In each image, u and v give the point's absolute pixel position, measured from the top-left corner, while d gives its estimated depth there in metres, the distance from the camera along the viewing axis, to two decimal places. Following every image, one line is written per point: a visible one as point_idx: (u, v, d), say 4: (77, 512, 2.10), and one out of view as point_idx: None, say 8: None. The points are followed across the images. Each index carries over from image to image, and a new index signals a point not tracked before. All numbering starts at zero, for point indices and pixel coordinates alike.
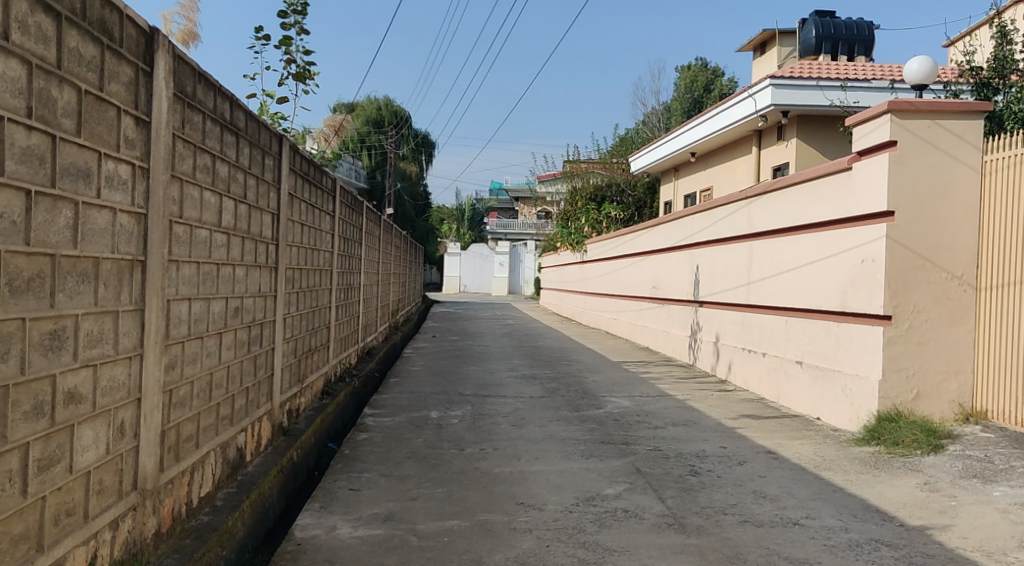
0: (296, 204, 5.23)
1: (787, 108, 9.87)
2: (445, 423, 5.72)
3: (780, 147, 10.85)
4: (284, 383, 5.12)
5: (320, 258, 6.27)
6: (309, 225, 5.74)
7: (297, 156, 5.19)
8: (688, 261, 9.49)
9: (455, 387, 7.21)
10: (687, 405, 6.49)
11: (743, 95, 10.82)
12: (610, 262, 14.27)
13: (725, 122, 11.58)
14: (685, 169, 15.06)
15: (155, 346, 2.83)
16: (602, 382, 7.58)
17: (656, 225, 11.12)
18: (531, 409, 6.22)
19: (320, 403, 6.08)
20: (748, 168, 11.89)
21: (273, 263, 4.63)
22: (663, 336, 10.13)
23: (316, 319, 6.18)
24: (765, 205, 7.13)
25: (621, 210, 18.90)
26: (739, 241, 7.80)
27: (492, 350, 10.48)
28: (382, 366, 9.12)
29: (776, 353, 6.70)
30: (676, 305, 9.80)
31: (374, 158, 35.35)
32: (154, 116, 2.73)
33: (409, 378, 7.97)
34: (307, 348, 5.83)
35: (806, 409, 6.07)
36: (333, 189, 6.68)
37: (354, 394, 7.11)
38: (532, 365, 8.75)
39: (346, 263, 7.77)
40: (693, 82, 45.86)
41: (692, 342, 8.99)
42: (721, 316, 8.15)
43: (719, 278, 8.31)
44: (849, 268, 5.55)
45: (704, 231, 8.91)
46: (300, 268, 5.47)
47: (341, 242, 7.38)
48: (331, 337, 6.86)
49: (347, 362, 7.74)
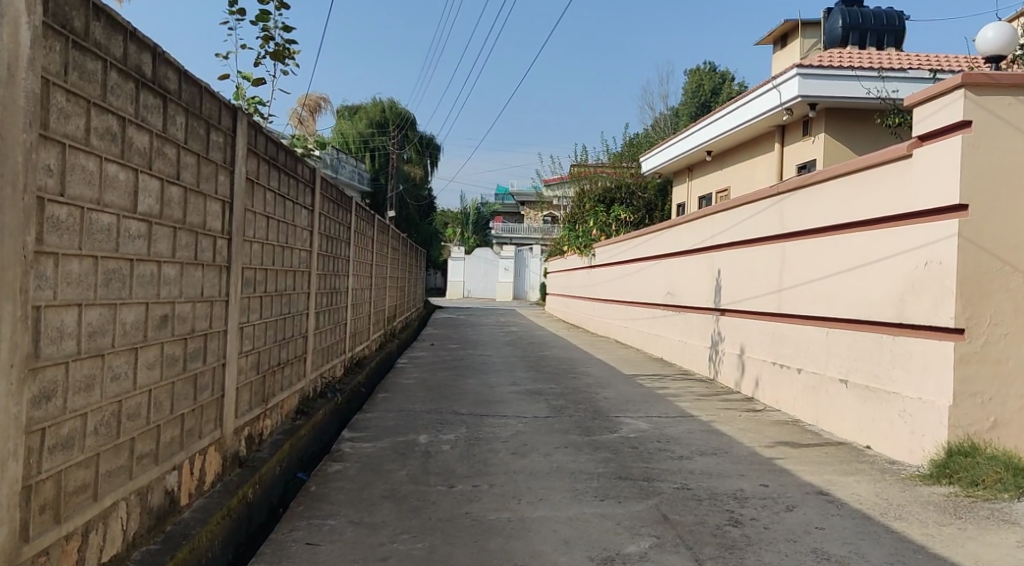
0: (258, 191, 4.45)
1: (816, 100, 9.04)
2: (434, 451, 4.90)
3: (805, 143, 10.01)
4: (242, 404, 4.34)
5: (295, 259, 5.48)
6: (279, 219, 4.95)
7: (260, 136, 4.41)
8: (707, 265, 8.67)
9: (449, 405, 6.39)
10: (713, 429, 5.67)
11: (765, 87, 9.99)
12: (620, 266, 13.46)
13: (745, 117, 10.75)
14: (700, 168, 14.22)
15: (9, 373, 2.05)
16: (615, 400, 6.76)
17: (671, 226, 10.31)
18: (535, 433, 5.39)
19: (292, 426, 5.29)
20: (769, 167, 11.05)
21: (224, 261, 3.85)
22: (679, 347, 9.31)
23: (288, 328, 5.39)
24: (800, 202, 6.31)
25: (631, 212, 18.10)
26: (768, 242, 6.98)
27: (494, 360, 9.65)
28: (372, 378, 8.33)
29: (815, 370, 5.87)
30: (694, 313, 8.98)
31: (376, 161, 34.64)
32: (4, 49, 1.96)
33: (400, 393, 7.16)
34: (275, 362, 5.03)
35: (852, 434, 5.24)
36: (311, 179, 5.89)
37: (334, 412, 6.32)
38: (536, 378, 7.94)
39: (330, 264, 6.96)
40: (700, 86, 45.16)
41: (713, 354, 8.17)
42: (747, 326, 7.33)
43: (744, 285, 7.49)
44: (909, 272, 4.71)
45: (726, 232, 8.09)
46: (265, 269, 4.69)
47: (323, 240, 6.58)
48: (308, 347, 6.08)
49: (329, 375, 6.94)
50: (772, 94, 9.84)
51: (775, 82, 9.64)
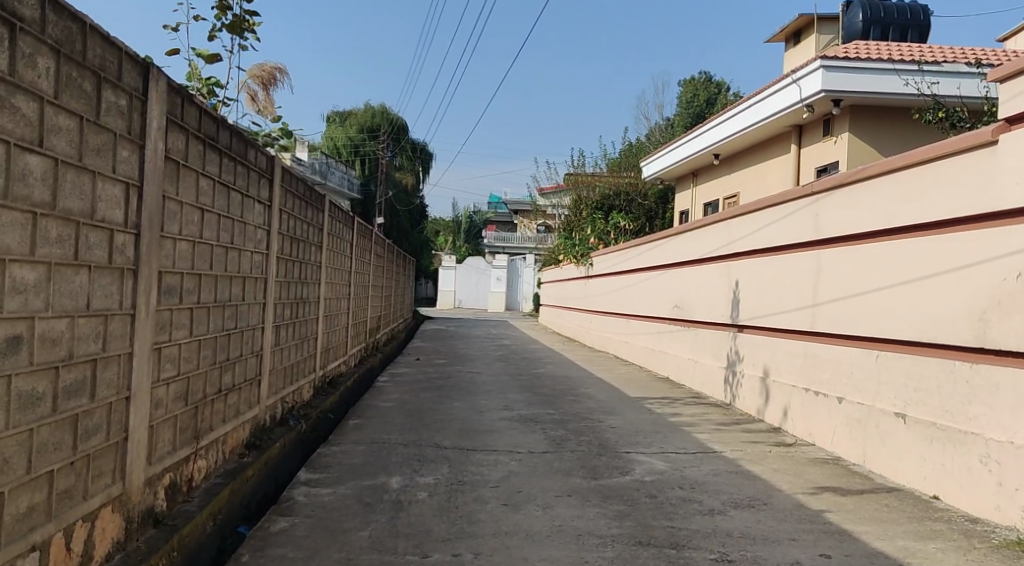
0: (188, 176, 3.55)
1: (842, 95, 8.24)
2: (408, 501, 3.98)
3: (825, 144, 9.19)
4: (161, 445, 3.42)
5: (245, 263, 4.57)
6: (220, 212, 4.04)
7: (190, 107, 3.52)
8: (720, 276, 7.79)
9: (431, 436, 5.47)
10: (743, 470, 4.78)
11: (782, 82, 9.16)
12: (620, 277, 12.61)
13: (759, 116, 9.92)
14: (704, 174, 13.39)
15: None
16: (623, 430, 5.85)
17: (677, 233, 9.44)
18: (529, 476, 4.48)
19: (236, 466, 4.36)
20: (784, 170, 10.22)
21: (127, 260, 2.95)
22: (689, 366, 8.43)
23: (235, 345, 4.47)
24: (842, 204, 5.45)
25: (631, 220, 17.25)
26: (797, 249, 6.11)
27: (484, 379, 8.73)
28: (346, 400, 7.40)
29: (861, 400, 5.00)
30: (705, 329, 8.11)
31: (367, 167, 33.82)
32: None
33: (375, 419, 6.23)
34: (214, 390, 4.12)
35: (914, 480, 4.36)
36: (268, 168, 4.99)
37: (295, 445, 5.39)
38: (532, 402, 7.02)
39: (295, 270, 6.05)
40: (695, 96, 44.64)
41: (729, 377, 7.29)
42: (771, 346, 6.46)
43: (767, 299, 6.61)
44: (994, 287, 3.85)
45: (743, 238, 7.23)
46: (200, 274, 3.78)
47: (286, 242, 5.66)
48: (264, 369, 5.15)
49: (292, 399, 6.01)
50: (790, 90, 9.04)
51: (794, 76, 8.84)
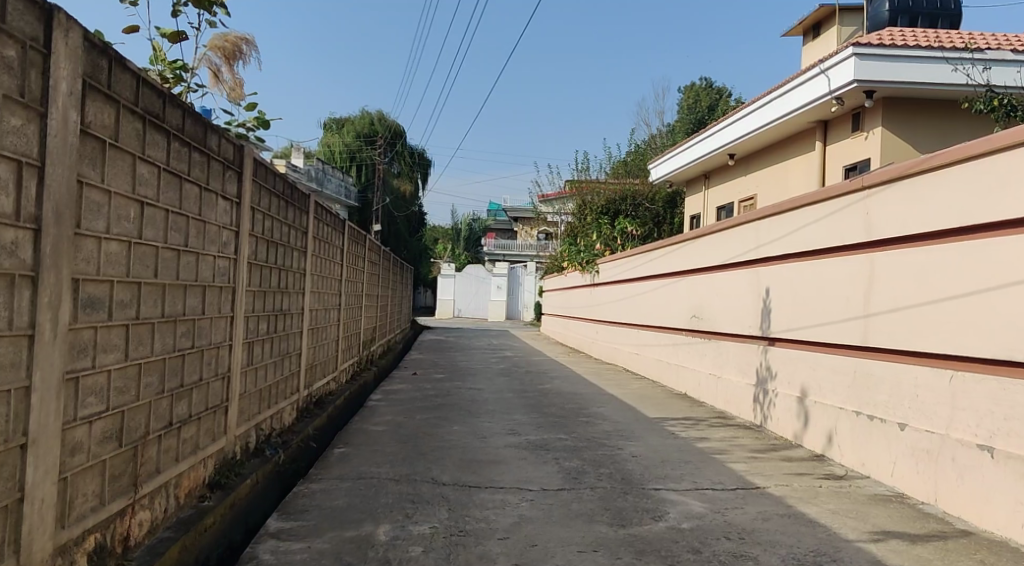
0: (120, 160, 2.83)
1: (875, 85, 7.67)
2: (398, 560, 3.24)
3: (855, 141, 8.53)
4: (82, 499, 2.68)
5: (205, 269, 3.84)
6: (168, 207, 3.32)
7: (122, 73, 2.82)
8: (745, 284, 7.09)
9: (428, 469, 4.74)
10: (797, 512, 4.05)
11: (807, 73, 8.49)
12: (630, 284, 11.92)
13: (781, 111, 9.25)
14: (716, 176, 12.74)
15: None
16: (648, 459, 5.12)
17: (693, 237, 8.73)
18: (544, 523, 3.75)
19: (193, 514, 3.62)
20: (808, 170, 9.54)
21: (19, 262, 2.22)
22: (712, 382, 7.71)
23: (193, 366, 3.74)
24: (901, 200, 4.75)
25: (638, 225, 16.57)
26: (843, 252, 5.40)
27: (486, 397, 8.00)
28: (334, 423, 6.66)
29: (930, 429, 4.28)
30: (728, 341, 7.41)
31: (364, 175, 33.18)
32: None
33: (365, 446, 5.50)
34: (163, 424, 3.38)
35: (1007, 527, 3.64)
36: (237, 159, 4.27)
37: (271, 481, 4.66)
38: (541, 425, 6.29)
39: (273, 278, 5.32)
40: (696, 103, 44.10)
41: (760, 396, 6.57)
42: (813, 362, 5.75)
43: (806, 309, 5.90)
44: None
45: (774, 241, 6.52)
46: (140, 281, 3.06)
47: (261, 245, 4.94)
48: (233, 393, 4.41)
49: (270, 425, 5.29)
50: (816, 81, 8.38)
51: (822, 66, 8.19)
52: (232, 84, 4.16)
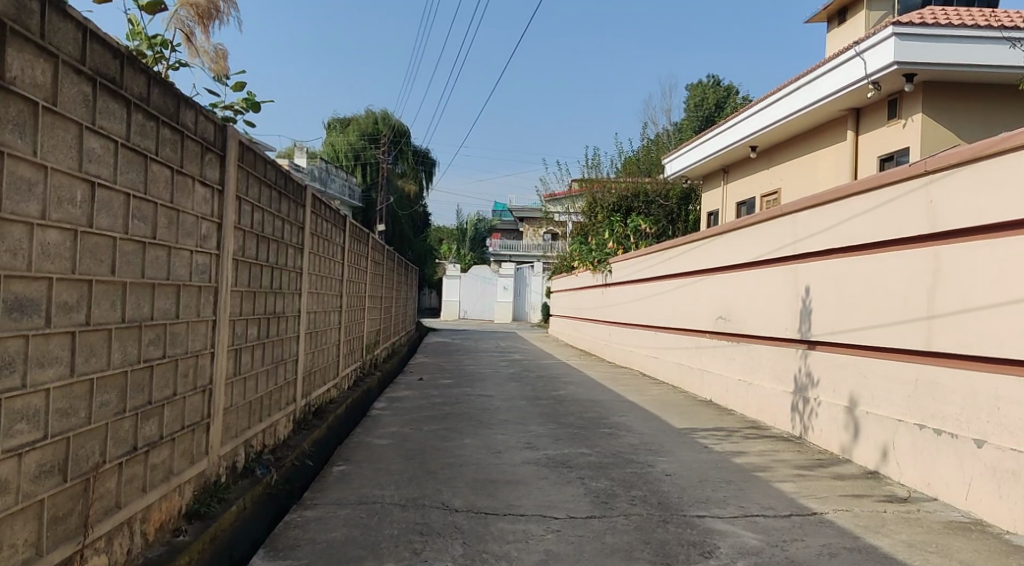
0: (61, 129, 2.30)
1: (916, 68, 7.11)
2: None
3: (891, 129, 7.97)
4: (9, 552, 2.14)
5: (179, 266, 3.32)
6: (130, 190, 2.79)
7: (63, 22, 2.29)
8: (779, 283, 6.52)
9: (438, 492, 4.19)
10: (866, 545, 3.49)
11: (841, 57, 7.94)
12: (646, 284, 11.36)
13: (810, 98, 8.69)
14: (735, 171, 12.18)
15: None
16: (684, 479, 4.56)
17: (717, 233, 8.17)
18: (576, 561, 3.20)
19: (164, 552, 3.08)
20: (838, 162, 8.98)
21: None
22: (743, 388, 7.16)
23: (164, 379, 3.20)
24: (969, 187, 4.20)
25: (652, 223, 16.02)
26: (902, 246, 4.83)
27: (498, 405, 7.46)
28: (334, 436, 6.11)
29: (1014, 446, 3.73)
30: (761, 345, 6.87)
31: (367, 175, 32.70)
32: None
33: (367, 463, 4.96)
34: (125, 449, 2.85)
35: None
36: (218, 140, 3.74)
37: (262, 506, 4.13)
38: (560, 437, 5.74)
39: (266, 277, 4.79)
40: (703, 101, 43.50)
41: (799, 404, 6.02)
42: (864, 368, 5.19)
43: (855, 310, 5.34)
44: None
45: (815, 235, 5.95)
46: (92, 277, 2.53)
47: (251, 240, 4.41)
48: (216, 408, 3.88)
49: (261, 440, 4.75)
50: (851, 66, 7.82)
51: (857, 48, 7.64)
52: (213, 53, 3.89)
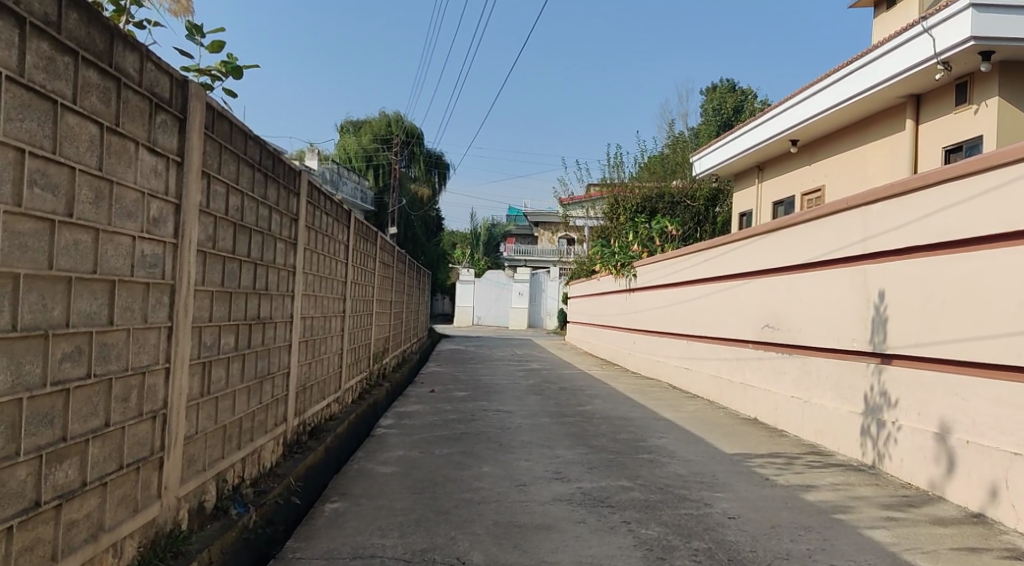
0: None
1: (995, 44, 6.23)
2: None
3: (959, 116, 7.08)
4: None
5: (114, 256, 2.55)
6: (26, 147, 2.02)
7: None
8: (843, 287, 5.67)
9: (452, 543, 3.37)
10: None
11: (903, 35, 7.06)
12: (675, 289, 10.51)
13: (862, 84, 7.83)
14: (771, 168, 11.30)
15: None
16: (753, 525, 3.72)
17: (762, 232, 7.34)
18: None
19: None
20: (893, 154, 8.09)
21: None
22: (797, 407, 6.29)
23: (90, 405, 2.42)
24: None
25: (678, 224, 15.21)
26: (1016, 241, 3.98)
27: (519, 423, 6.65)
28: (331, 460, 5.32)
29: None
30: (820, 358, 6.00)
31: (380, 178, 32.09)
32: None
33: (367, 498, 4.15)
34: (19, 506, 2.07)
35: None
36: (177, 99, 2.97)
37: (233, 558, 3.34)
38: (595, 466, 4.90)
39: (247, 276, 4.02)
40: (721, 104, 42.58)
41: (870, 429, 5.15)
42: (957, 389, 4.34)
43: (945, 319, 4.48)
44: None
45: (891, 231, 5.10)
46: None
47: (226, 230, 3.64)
48: (174, 437, 3.10)
49: (239, 471, 3.97)
50: (914, 45, 6.93)
51: (922, 25, 6.77)
52: None
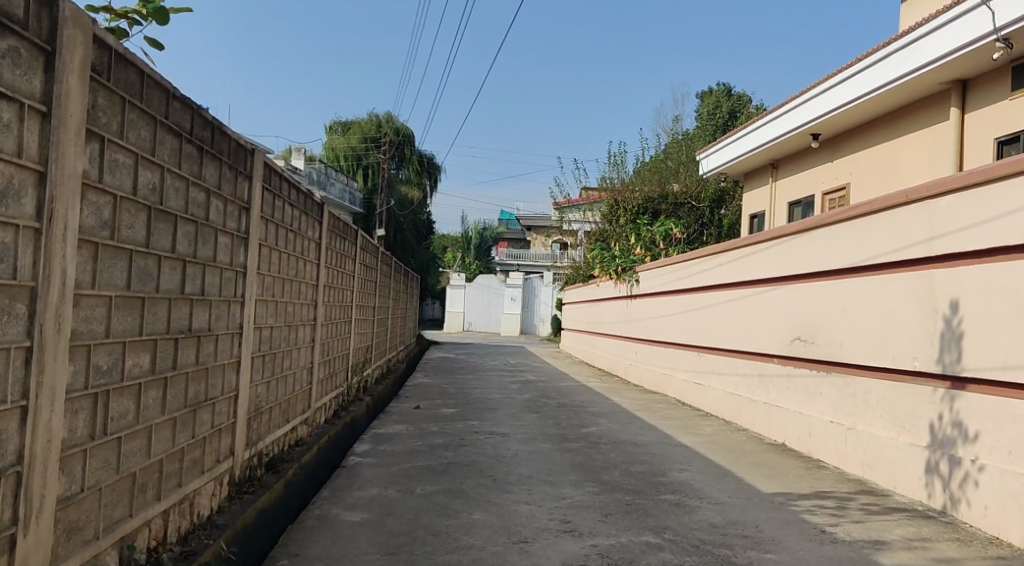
0: None
1: None
2: None
3: (1016, 102, 6.24)
4: None
5: None
6: None
7: None
8: (900, 297, 4.82)
9: None
10: None
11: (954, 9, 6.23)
12: (684, 297, 9.64)
13: (900, 68, 7.00)
14: (787, 166, 10.46)
15: None
16: None
17: (791, 233, 6.48)
18: None
19: None
20: (935, 147, 7.25)
21: None
22: (839, 434, 5.42)
23: None
24: None
25: (682, 227, 14.43)
26: None
27: (515, 450, 5.75)
28: (290, 499, 4.40)
29: None
30: (868, 379, 5.15)
31: (368, 179, 31.17)
32: None
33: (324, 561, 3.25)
34: None
35: None
36: (38, 20, 2.09)
37: None
38: (610, 512, 4.02)
39: (173, 275, 3.12)
40: (715, 109, 42.00)
41: (939, 467, 4.29)
42: None
43: None
44: None
45: (965, 229, 4.25)
46: None
47: (137, 216, 2.76)
48: (40, 498, 2.20)
49: (158, 527, 3.07)
50: (968, 20, 6.10)
51: None
52: None
